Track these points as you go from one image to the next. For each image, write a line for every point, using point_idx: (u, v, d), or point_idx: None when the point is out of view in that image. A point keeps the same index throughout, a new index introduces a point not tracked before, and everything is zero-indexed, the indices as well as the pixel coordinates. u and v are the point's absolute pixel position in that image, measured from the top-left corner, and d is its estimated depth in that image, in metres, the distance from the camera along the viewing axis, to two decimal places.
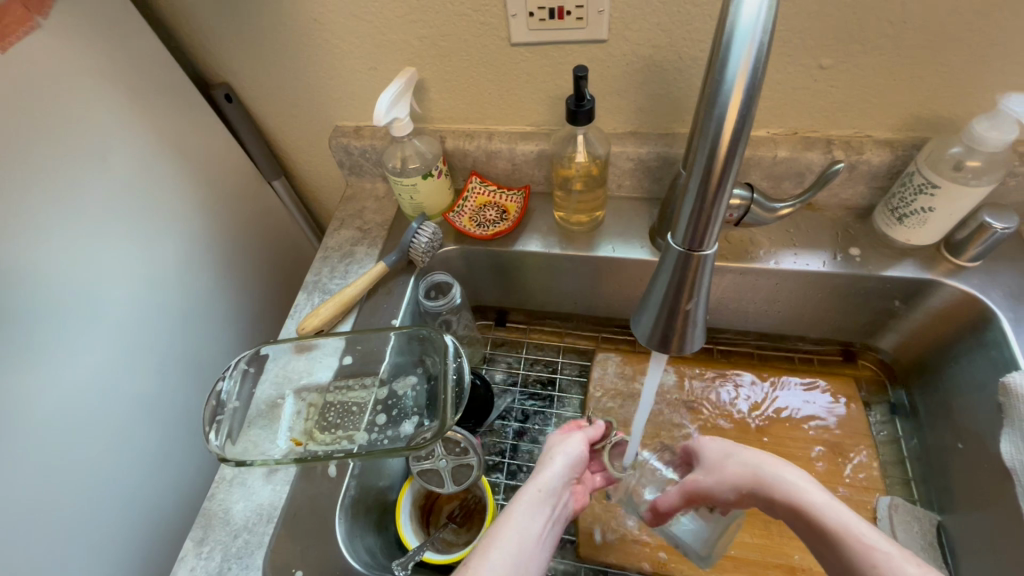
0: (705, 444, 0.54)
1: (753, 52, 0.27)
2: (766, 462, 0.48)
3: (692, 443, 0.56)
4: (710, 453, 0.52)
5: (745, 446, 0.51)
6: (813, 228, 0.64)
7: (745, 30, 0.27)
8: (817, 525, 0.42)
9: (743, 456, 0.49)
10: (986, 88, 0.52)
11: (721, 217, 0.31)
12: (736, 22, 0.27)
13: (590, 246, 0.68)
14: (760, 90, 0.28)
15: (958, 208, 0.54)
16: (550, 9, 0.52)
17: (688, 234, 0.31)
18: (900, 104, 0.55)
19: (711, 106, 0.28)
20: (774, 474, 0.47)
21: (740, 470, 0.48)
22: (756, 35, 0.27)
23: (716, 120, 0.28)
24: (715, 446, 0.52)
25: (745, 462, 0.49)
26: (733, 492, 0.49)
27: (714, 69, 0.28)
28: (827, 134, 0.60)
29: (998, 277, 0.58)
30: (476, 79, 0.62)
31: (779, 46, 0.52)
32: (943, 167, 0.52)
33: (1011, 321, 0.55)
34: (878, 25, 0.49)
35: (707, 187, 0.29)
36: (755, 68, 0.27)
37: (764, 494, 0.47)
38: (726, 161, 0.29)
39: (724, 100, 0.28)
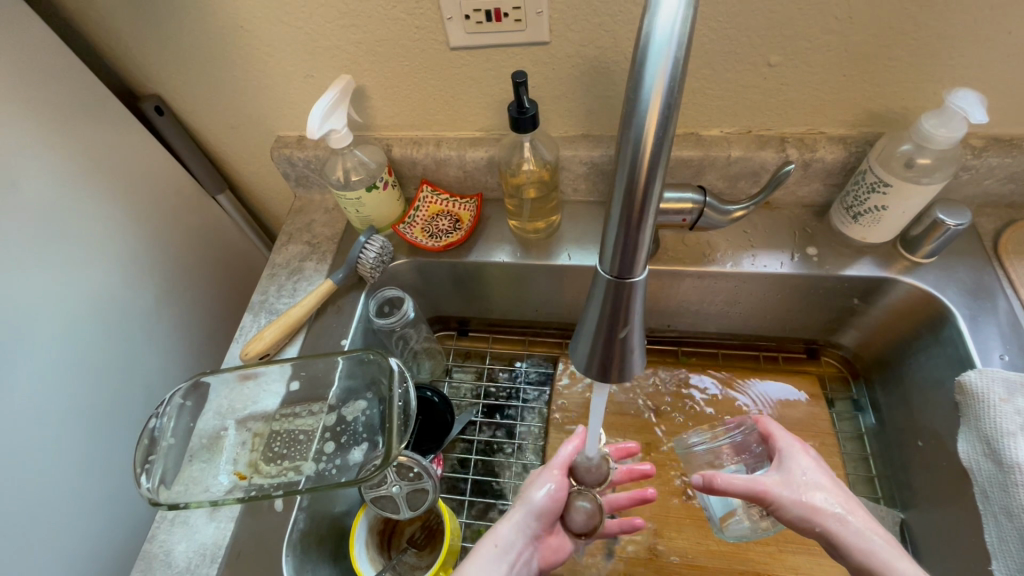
0: (798, 454, 0.50)
1: (666, 72, 0.25)
2: (857, 516, 0.46)
3: (780, 442, 0.52)
4: (799, 467, 0.49)
5: (837, 482, 0.49)
6: (771, 227, 0.63)
7: (659, 42, 0.25)
8: None
9: (834, 494, 0.47)
10: (935, 84, 0.51)
11: (648, 243, 0.29)
12: (650, 33, 0.25)
13: (547, 253, 0.66)
14: (678, 109, 0.26)
15: (911, 206, 0.53)
16: (486, 11, 0.50)
17: (615, 261, 0.29)
18: (851, 101, 0.54)
19: (627, 124, 0.26)
20: (861, 531, 0.45)
21: (827, 505, 0.46)
22: (671, 48, 0.25)
23: (633, 143, 0.26)
24: (809, 465, 0.49)
25: (834, 502, 0.46)
26: (800, 518, 0.47)
27: (630, 88, 0.26)
28: (780, 132, 0.58)
29: (953, 272, 0.57)
30: (418, 86, 0.59)
31: (726, 45, 0.50)
32: (894, 165, 0.51)
33: (966, 318, 0.54)
34: (825, 20, 0.47)
35: (631, 214, 0.27)
36: (668, 88, 0.25)
37: (834, 537, 0.45)
38: (647, 183, 0.27)
39: (641, 116, 0.26)
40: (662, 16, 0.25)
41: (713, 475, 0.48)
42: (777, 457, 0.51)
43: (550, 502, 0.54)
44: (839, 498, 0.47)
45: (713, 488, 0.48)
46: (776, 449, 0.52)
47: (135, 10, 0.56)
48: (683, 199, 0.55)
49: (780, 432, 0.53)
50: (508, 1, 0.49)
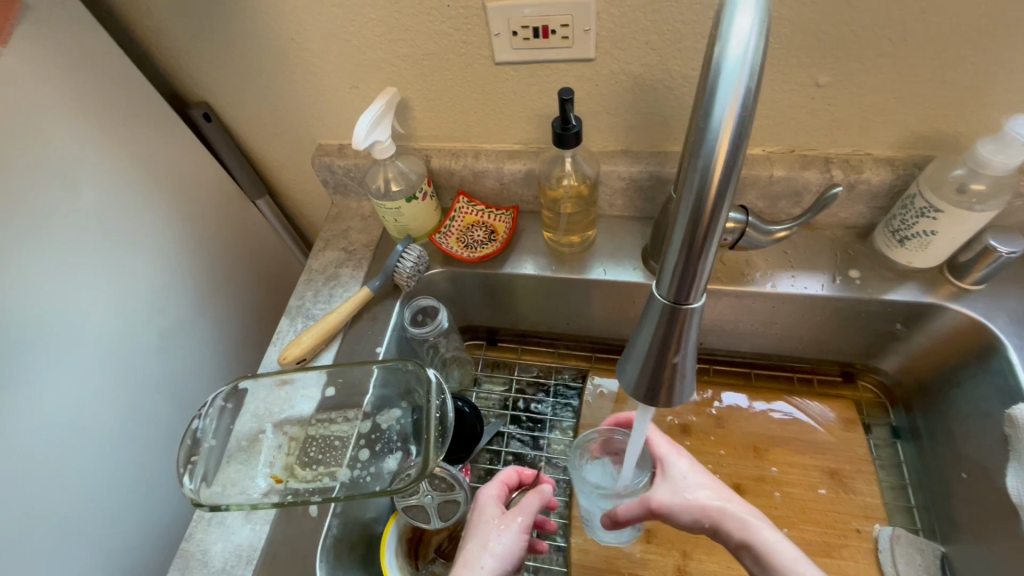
0: (676, 458, 0.56)
1: (738, 101, 0.25)
2: (734, 504, 0.53)
3: (660, 450, 0.57)
4: (678, 473, 0.55)
5: (707, 474, 0.56)
6: (811, 248, 0.62)
7: (731, 69, 0.25)
8: (767, 559, 0.49)
9: (707, 487, 0.54)
10: (992, 108, 0.50)
11: (708, 270, 0.29)
12: (722, 61, 0.26)
13: (581, 268, 0.66)
14: (747, 137, 0.26)
15: (961, 232, 0.51)
16: (534, 28, 0.50)
17: (673, 287, 0.29)
18: (901, 123, 0.53)
19: (695, 151, 0.26)
20: (747, 519, 0.51)
21: (707, 503, 0.53)
22: (743, 76, 0.25)
23: (701, 170, 0.26)
24: (687, 468, 0.55)
25: (713, 496, 0.53)
26: (690, 515, 0.53)
27: (698, 116, 0.26)
28: (825, 152, 0.57)
29: (1002, 300, 0.56)
30: (461, 99, 0.59)
31: (774, 65, 0.50)
32: (945, 189, 0.50)
33: (1017, 348, 0.53)
34: (878, 42, 0.47)
35: (694, 241, 0.27)
36: (741, 117, 0.25)
37: (717, 527, 0.52)
38: (712, 210, 0.27)
39: (710, 144, 0.26)
40: (733, 46, 0.25)
41: (614, 512, 0.56)
42: (658, 465, 0.56)
43: (513, 550, 0.51)
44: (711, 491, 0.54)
45: (618, 522, 0.56)
46: (657, 456, 0.57)
47: (191, 22, 0.58)
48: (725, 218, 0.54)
49: (660, 436, 0.57)
50: (556, 18, 0.49)
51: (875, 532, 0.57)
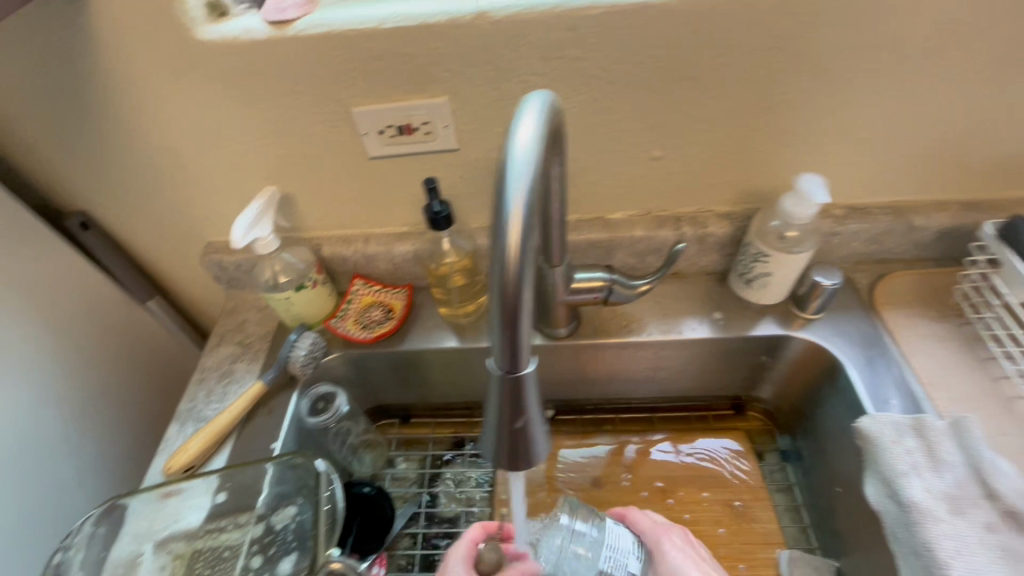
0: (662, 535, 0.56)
1: (524, 188, 0.29)
2: None
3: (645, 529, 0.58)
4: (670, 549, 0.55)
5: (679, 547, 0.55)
6: (680, 295, 0.69)
7: (518, 163, 0.30)
8: None
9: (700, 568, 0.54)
10: (795, 167, 0.59)
11: (529, 333, 0.32)
12: (510, 157, 0.30)
13: (480, 335, 0.69)
14: (539, 218, 0.30)
15: (790, 273, 0.59)
16: (398, 126, 0.55)
17: (502, 350, 0.32)
18: (729, 184, 0.61)
19: (496, 231, 0.30)
20: None
21: None
22: (528, 169, 0.30)
23: (501, 248, 0.30)
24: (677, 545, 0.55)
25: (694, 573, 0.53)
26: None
27: (496, 202, 0.30)
28: (675, 213, 0.65)
29: (841, 324, 0.63)
30: (343, 190, 0.63)
31: (614, 144, 0.57)
32: (769, 238, 0.58)
33: (857, 367, 0.59)
34: (691, 122, 0.55)
35: (507, 309, 0.30)
36: (526, 202, 0.29)
37: None
38: (518, 280, 0.30)
39: (505, 225, 0.29)
40: (519, 145, 0.30)
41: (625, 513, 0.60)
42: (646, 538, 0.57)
43: None
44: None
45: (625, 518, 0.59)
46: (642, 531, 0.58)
47: (63, 137, 0.58)
48: (593, 278, 0.60)
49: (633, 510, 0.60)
50: (417, 117, 0.54)
51: (776, 559, 0.60)
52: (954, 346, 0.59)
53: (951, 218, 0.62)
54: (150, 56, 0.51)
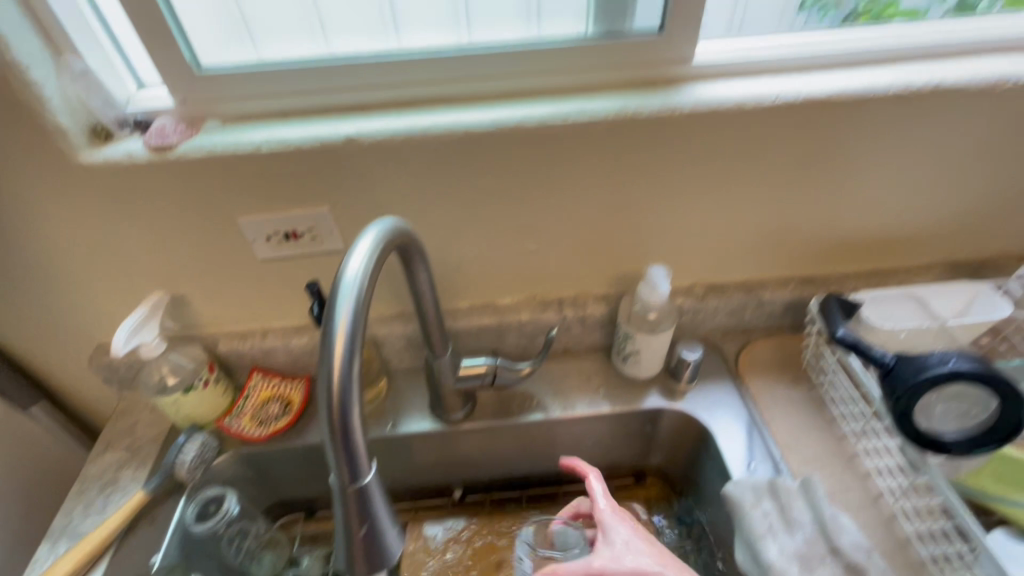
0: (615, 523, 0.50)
1: (348, 309, 0.35)
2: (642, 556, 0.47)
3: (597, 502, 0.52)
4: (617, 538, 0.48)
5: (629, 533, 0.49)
6: (570, 371, 0.74)
7: (345, 287, 0.36)
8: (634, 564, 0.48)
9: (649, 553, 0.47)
10: (655, 255, 0.66)
11: (362, 437, 0.35)
12: (340, 282, 0.36)
13: (380, 423, 0.69)
14: (364, 333, 0.35)
15: (657, 351, 0.65)
16: (284, 232, 0.59)
17: (337, 456, 0.35)
18: (601, 271, 0.68)
19: (323, 347, 0.35)
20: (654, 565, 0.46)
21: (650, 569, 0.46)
22: (353, 291, 0.36)
23: (328, 361, 0.34)
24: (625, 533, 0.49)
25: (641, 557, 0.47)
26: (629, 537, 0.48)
27: (326, 321, 0.35)
28: (557, 296, 0.71)
29: (710, 393, 0.69)
30: (236, 290, 0.65)
31: (491, 241, 0.63)
32: (634, 321, 0.65)
33: (720, 435, 0.65)
34: (556, 221, 0.62)
35: (335, 417, 0.34)
36: (347, 320, 0.34)
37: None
38: (343, 389, 0.34)
39: (331, 341, 0.34)
40: (348, 271, 0.36)
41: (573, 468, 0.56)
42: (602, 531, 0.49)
43: None
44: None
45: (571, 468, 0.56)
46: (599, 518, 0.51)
47: None
48: (477, 363, 0.63)
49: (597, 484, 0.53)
50: (301, 224, 0.58)
51: None
52: (802, 408, 0.66)
53: (794, 292, 0.70)
54: (30, 177, 0.53)
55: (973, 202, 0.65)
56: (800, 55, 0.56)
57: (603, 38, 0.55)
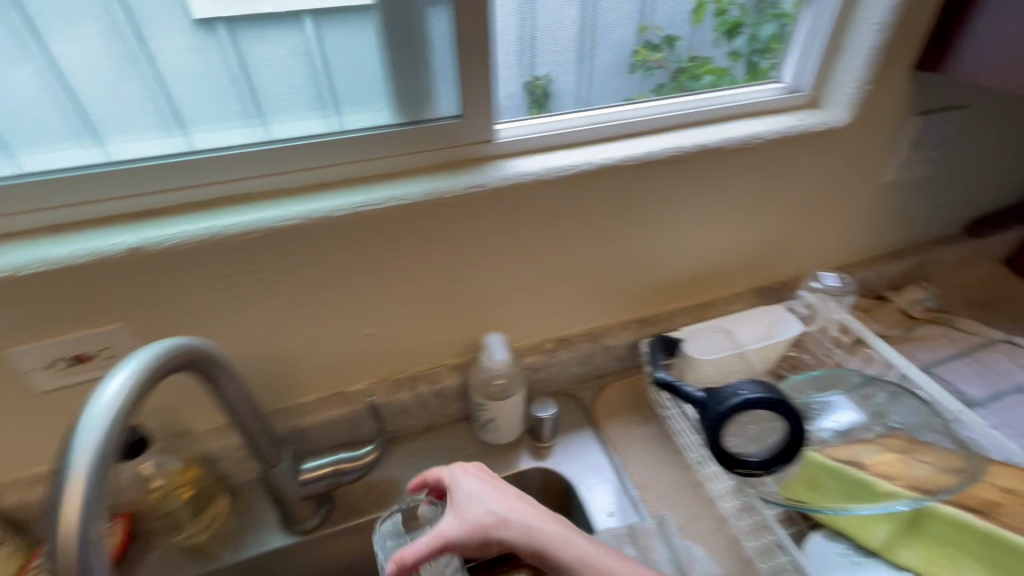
0: (460, 480, 0.52)
1: (91, 444, 0.32)
2: (501, 508, 0.49)
3: (446, 477, 0.53)
4: (462, 495, 0.50)
5: (489, 489, 0.51)
6: (436, 447, 0.71)
7: (91, 415, 0.33)
8: (558, 566, 0.46)
9: (485, 494, 0.50)
10: (497, 318, 0.68)
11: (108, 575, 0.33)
12: (87, 408, 0.34)
13: (223, 551, 0.61)
14: (111, 465, 0.33)
15: (509, 415, 0.66)
16: (70, 357, 0.52)
17: None
18: (448, 342, 0.68)
19: (59, 486, 0.32)
20: (552, 539, 0.47)
21: (501, 516, 0.48)
22: (98, 421, 0.33)
23: (61, 502, 0.32)
24: (471, 486, 0.51)
25: (494, 505, 0.49)
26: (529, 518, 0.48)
27: (64, 456, 0.33)
28: (410, 373, 0.70)
29: (572, 444, 0.71)
30: (20, 428, 0.55)
31: (324, 330, 0.61)
32: (482, 389, 0.65)
33: (581, 487, 0.66)
34: (390, 301, 0.61)
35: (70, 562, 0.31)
36: (87, 459, 0.32)
37: (546, 558, 0.47)
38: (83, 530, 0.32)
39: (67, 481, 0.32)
40: (102, 395, 0.34)
41: (402, 558, 0.46)
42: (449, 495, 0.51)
43: None
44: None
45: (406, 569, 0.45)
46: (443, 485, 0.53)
47: None
48: (319, 465, 0.59)
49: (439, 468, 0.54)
50: (91, 344, 0.52)
51: None
52: (656, 446, 0.69)
53: (634, 335, 0.76)
54: None
55: (757, 238, 0.75)
56: (593, 126, 0.61)
57: (408, 126, 0.57)
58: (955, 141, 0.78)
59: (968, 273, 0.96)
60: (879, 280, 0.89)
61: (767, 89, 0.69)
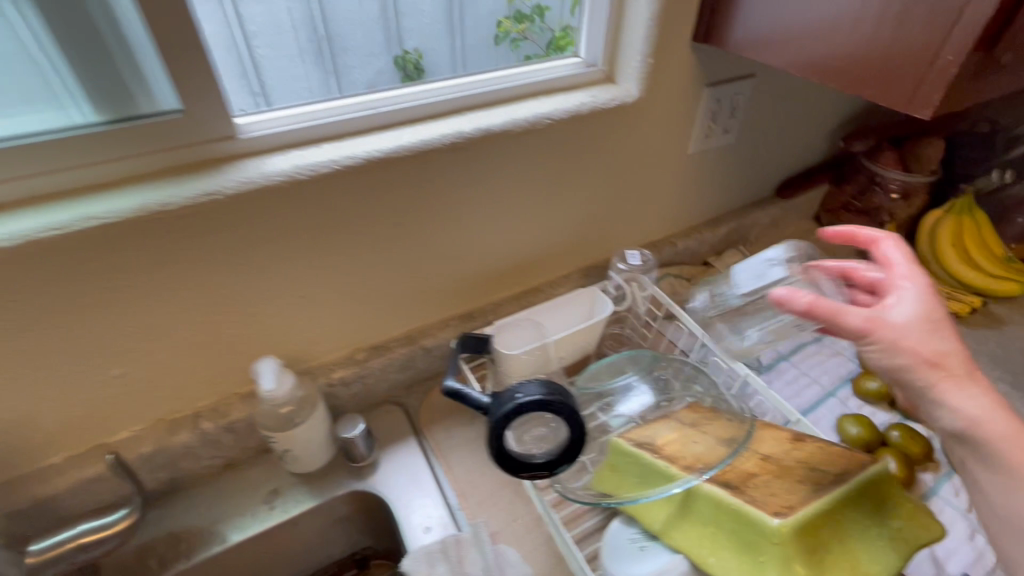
0: (894, 265, 0.46)
1: None
2: (875, 311, 0.44)
3: (879, 250, 0.48)
4: (892, 299, 0.44)
5: (903, 295, 0.45)
6: (238, 485, 0.64)
7: None
8: (936, 399, 0.43)
9: (916, 305, 0.44)
10: (288, 336, 0.61)
11: None
12: None
13: None
14: None
15: (306, 441, 0.59)
16: None
17: None
18: (232, 369, 0.60)
19: None
20: (931, 350, 0.42)
21: (883, 315, 0.43)
22: None
23: None
24: (905, 297, 0.44)
25: (908, 312, 0.43)
26: (912, 310, 0.43)
27: None
28: (193, 409, 0.61)
29: (393, 458, 0.66)
30: None
31: (47, 380, 0.50)
32: (268, 420, 0.57)
33: (399, 503, 0.62)
34: (134, 336, 0.52)
35: None
36: None
37: (926, 376, 0.42)
38: None
39: None
40: None
41: (795, 296, 0.44)
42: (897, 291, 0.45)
43: None
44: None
45: (790, 305, 0.44)
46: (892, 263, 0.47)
47: None
48: (53, 542, 0.52)
49: (885, 244, 0.48)
50: None
51: None
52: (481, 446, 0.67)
53: (455, 332, 0.72)
54: None
55: (572, 220, 0.74)
56: (359, 114, 0.54)
57: (108, 124, 0.45)
58: (752, 110, 0.80)
59: (781, 232, 1.03)
60: (703, 248, 0.92)
61: (560, 65, 0.66)
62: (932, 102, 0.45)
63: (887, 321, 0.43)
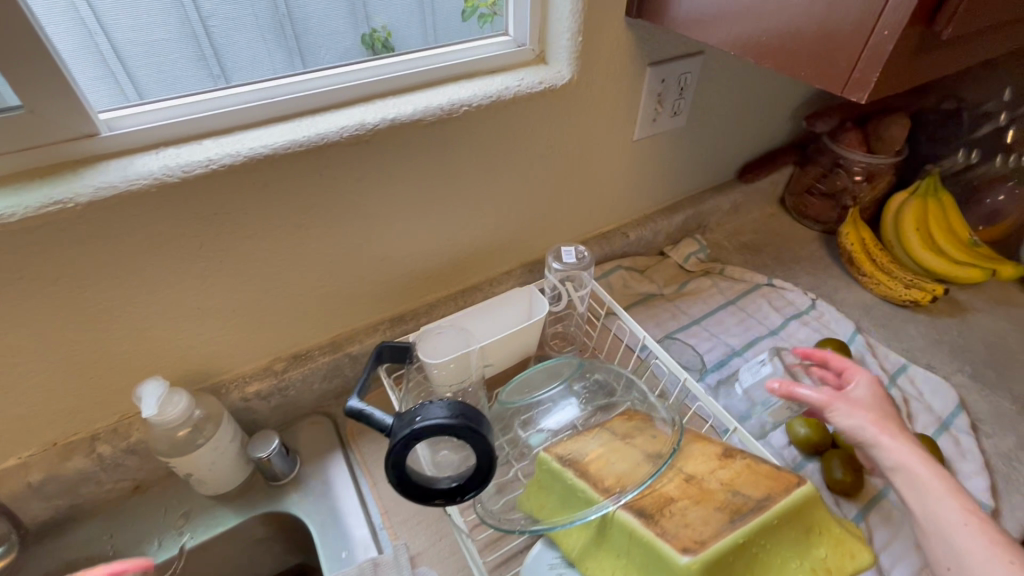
0: (852, 371, 0.57)
1: None
2: (869, 429, 0.51)
3: (851, 373, 0.57)
4: (857, 396, 0.54)
5: (850, 402, 0.53)
6: (148, 508, 0.59)
7: None
8: (915, 481, 0.48)
9: (867, 416, 0.52)
10: (189, 350, 0.56)
11: None
12: None
13: None
14: None
15: (210, 464, 0.55)
16: None
17: None
18: (128, 388, 0.55)
19: None
20: (893, 453, 0.50)
21: (875, 430, 0.51)
22: None
23: None
24: (850, 413, 0.52)
25: (863, 424, 0.52)
26: (866, 392, 0.54)
27: None
28: (89, 432, 0.56)
29: (316, 474, 0.63)
30: None
31: None
32: (164, 444, 0.53)
33: (318, 524, 0.58)
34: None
35: None
36: None
37: (906, 475, 0.49)
38: None
39: None
40: None
41: (790, 387, 0.53)
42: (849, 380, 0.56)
43: None
44: (973, 550, 0.44)
45: (791, 394, 0.53)
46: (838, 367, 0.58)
47: None
48: None
49: (865, 377, 0.56)
50: None
51: None
52: None
53: (384, 337, 0.67)
54: None
55: (508, 213, 0.69)
56: (245, 106, 0.49)
57: None
58: (704, 90, 0.75)
59: (743, 217, 0.98)
60: (658, 238, 0.88)
61: (485, 44, 0.60)
62: (869, 83, 0.40)
63: (842, 397, 0.54)
